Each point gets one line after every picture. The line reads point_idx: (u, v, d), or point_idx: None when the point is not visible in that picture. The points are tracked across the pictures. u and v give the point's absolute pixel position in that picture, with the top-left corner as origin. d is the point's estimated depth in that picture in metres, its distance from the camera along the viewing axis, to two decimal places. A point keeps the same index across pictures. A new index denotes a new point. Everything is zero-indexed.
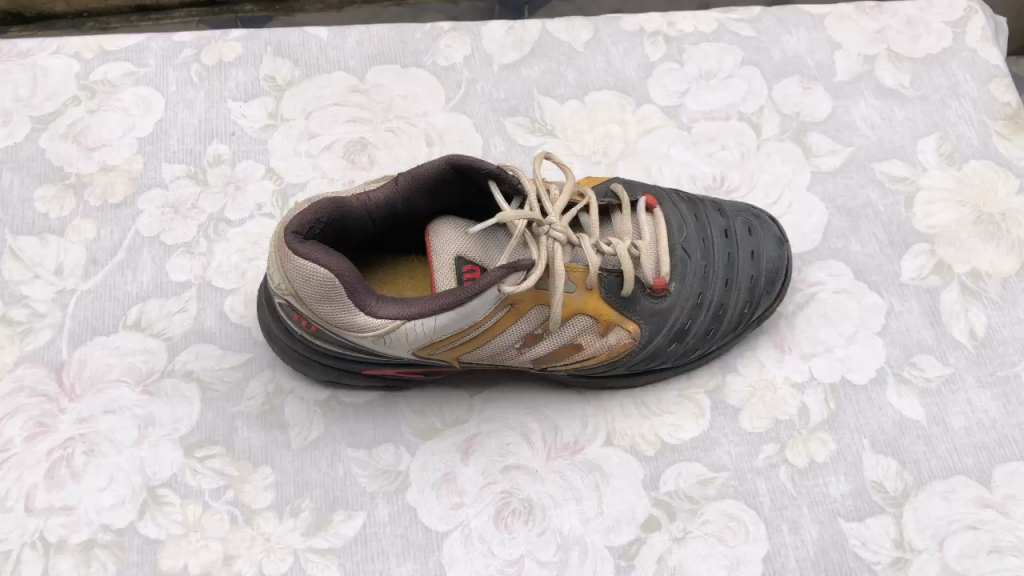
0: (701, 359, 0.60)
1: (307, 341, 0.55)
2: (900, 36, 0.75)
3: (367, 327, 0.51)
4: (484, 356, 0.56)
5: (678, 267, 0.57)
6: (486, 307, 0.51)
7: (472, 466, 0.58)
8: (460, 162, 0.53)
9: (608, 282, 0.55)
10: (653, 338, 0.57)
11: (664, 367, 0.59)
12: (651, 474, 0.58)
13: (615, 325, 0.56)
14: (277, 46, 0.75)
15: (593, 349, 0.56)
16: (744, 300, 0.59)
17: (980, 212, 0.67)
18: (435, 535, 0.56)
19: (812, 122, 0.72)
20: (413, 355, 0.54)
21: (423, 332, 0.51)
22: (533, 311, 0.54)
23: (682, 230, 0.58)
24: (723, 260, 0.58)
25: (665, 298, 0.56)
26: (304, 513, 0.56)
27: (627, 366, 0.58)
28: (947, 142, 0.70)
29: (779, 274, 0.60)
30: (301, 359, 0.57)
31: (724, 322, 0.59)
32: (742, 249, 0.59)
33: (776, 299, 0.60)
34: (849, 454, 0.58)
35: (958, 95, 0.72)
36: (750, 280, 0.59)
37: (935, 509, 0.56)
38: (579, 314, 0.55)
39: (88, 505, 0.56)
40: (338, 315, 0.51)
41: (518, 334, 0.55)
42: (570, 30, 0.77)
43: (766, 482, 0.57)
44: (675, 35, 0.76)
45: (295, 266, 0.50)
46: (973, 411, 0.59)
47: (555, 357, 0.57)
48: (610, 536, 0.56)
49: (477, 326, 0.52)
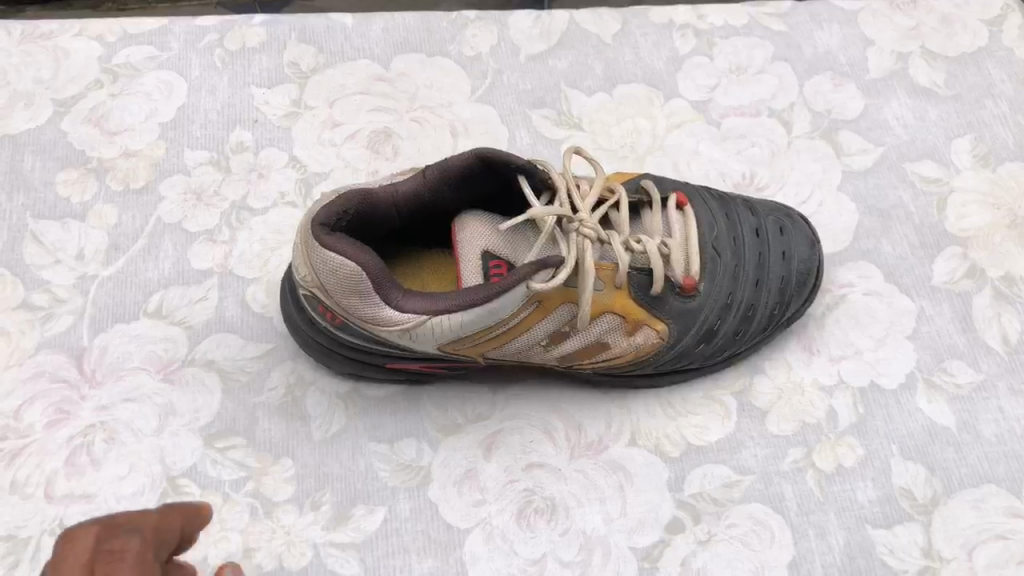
0: (730, 360, 0.59)
1: (331, 333, 0.54)
2: (934, 33, 0.74)
3: (393, 321, 0.50)
4: (509, 354, 0.55)
5: (707, 267, 0.56)
6: (514, 304, 0.51)
7: (494, 463, 0.57)
8: (489, 156, 0.52)
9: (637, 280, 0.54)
10: (681, 339, 0.56)
11: (691, 367, 0.59)
12: (676, 474, 0.57)
13: (643, 324, 0.55)
14: (302, 32, 0.74)
15: (620, 349, 0.56)
16: (776, 301, 0.58)
17: (1014, 216, 0.66)
18: (456, 532, 0.55)
19: (843, 120, 0.70)
20: (438, 350, 0.53)
21: (449, 330, 0.51)
22: (561, 308, 0.53)
23: (713, 228, 0.57)
24: (753, 260, 0.58)
25: (693, 298, 0.56)
26: (325, 506, 0.55)
27: (654, 366, 0.57)
28: (981, 143, 0.69)
29: (811, 275, 0.59)
30: (325, 352, 0.57)
31: (753, 323, 0.58)
32: (773, 249, 0.59)
33: (807, 301, 0.60)
34: (877, 459, 0.57)
35: (993, 94, 0.71)
36: (781, 281, 0.58)
37: (964, 517, 0.55)
38: (607, 312, 0.54)
39: (108, 493, 0.55)
40: (364, 308, 0.50)
41: (544, 332, 0.54)
42: (599, 22, 0.76)
43: (792, 486, 0.56)
44: (705, 29, 0.75)
45: (320, 260, 0.49)
46: (1005, 419, 0.58)
47: (581, 356, 0.56)
48: (633, 537, 0.55)
49: (503, 322, 0.52)
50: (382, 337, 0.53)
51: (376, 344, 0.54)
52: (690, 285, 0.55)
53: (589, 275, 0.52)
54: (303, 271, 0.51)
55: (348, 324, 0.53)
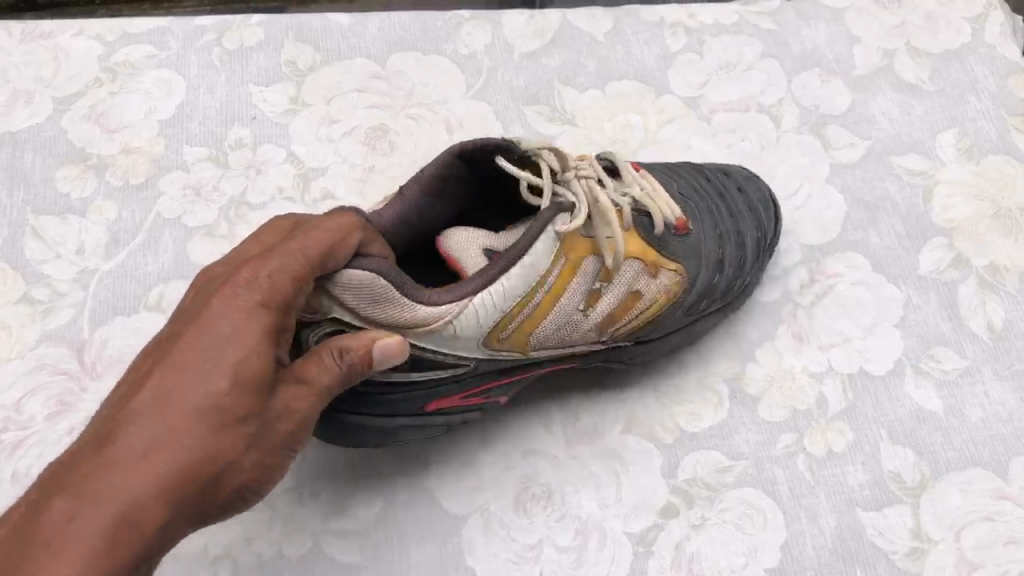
0: (741, 299, 0.61)
1: (348, 411, 0.50)
2: (919, 30, 0.76)
3: (427, 321, 0.48)
4: (547, 334, 0.53)
5: (686, 208, 0.58)
6: (541, 256, 0.51)
7: (491, 453, 0.58)
8: (463, 151, 0.53)
9: (642, 220, 0.55)
10: (698, 274, 0.57)
11: (710, 313, 0.59)
12: (669, 461, 0.58)
13: (661, 265, 0.56)
14: (299, 31, 0.75)
15: (648, 296, 0.55)
16: (757, 234, 0.61)
17: (998, 207, 0.67)
18: (454, 518, 0.56)
19: (831, 115, 0.72)
20: (483, 346, 0.51)
21: (494, 300, 0.49)
22: (588, 263, 0.53)
23: (671, 180, 0.60)
24: (717, 198, 0.61)
25: (692, 235, 0.57)
26: (324, 496, 0.57)
27: (682, 313, 0.58)
28: (965, 137, 0.70)
29: (771, 202, 0.63)
30: (342, 435, 0.51)
31: (746, 250, 0.60)
32: (729, 186, 0.62)
33: (779, 237, 0.63)
34: (866, 443, 0.58)
35: (976, 89, 0.72)
36: (749, 210, 0.62)
37: (952, 500, 0.56)
38: (630, 258, 0.54)
39: None
40: (398, 315, 0.47)
41: (580, 293, 0.53)
42: (591, 20, 0.77)
43: (784, 471, 0.57)
44: (695, 27, 0.76)
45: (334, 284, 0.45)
46: (991, 403, 0.59)
47: (615, 319, 0.55)
48: (629, 523, 0.56)
49: (537, 281, 0.51)
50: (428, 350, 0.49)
51: (398, 393, 0.50)
52: (684, 224, 0.57)
53: (600, 210, 0.53)
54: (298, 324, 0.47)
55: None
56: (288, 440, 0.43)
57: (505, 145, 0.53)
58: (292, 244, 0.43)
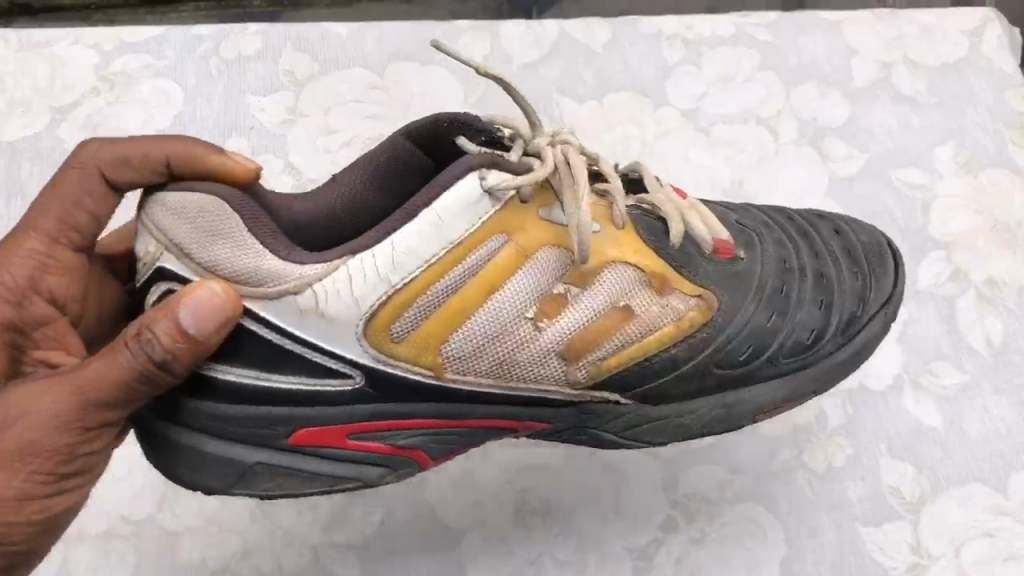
0: (807, 364, 0.46)
1: (206, 435, 0.40)
2: (917, 42, 0.76)
3: (277, 278, 0.37)
4: (484, 343, 0.40)
5: (744, 235, 0.47)
6: (471, 220, 0.39)
7: (490, 465, 0.58)
8: (415, 131, 0.42)
9: (653, 228, 0.44)
10: (739, 308, 0.44)
11: (750, 366, 0.45)
12: (670, 475, 0.58)
13: (670, 283, 0.43)
14: (296, 40, 0.75)
15: (640, 321, 0.42)
16: (850, 283, 0.48)
17: (997, 220, 0.67)
18: (453, 532, 0.56)
19: (829, 127, 0.72)
20: (372, 348, 0.39)
21: (384, 269, 0.38)
22: (550, 252, 0.41)
23: (744, 213, 0.50)
24: (798, 234, 0.49)
25: (739, 261, 0.45)
26: (323, 510, 0.57)
27: (704, 354, 0.44)
28: (964, 150, 0.70)
29: (886, 251, 0.51)
30: (191, 468, 0.41)
31: (835, 297, 0.47)
32: (823, 229, 0.50)
33: (885, 301, 0.48)
34: (867, 458, 0.58)
35: (974, 102, 0.72)
36: (847, 253, 0.49)
37: (951, 515, 0.56)
38: (614, 260, 0.42)
39: (107, 496, 0.57)
40: (240, 258, 0.37)
41: (531, 294, 0.40)
42: (588, 30, 0.77)
43: (784, 485, 0.57)
44: (694, 38, 0.76)
45: (161, 219, 0.38)
46: (990, 418, 0.59)
47: (587, 344, 0.42)
48: (630, 538, 0.56)
49: (472, 257, 0.39)
50: (296, 338, 0.39)
51: (268, 411, 0.40)
52: (730, 247, 0.45)
53: (575, 189, 0.40)
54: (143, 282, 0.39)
55: (234, 346, 0.39)
56: (60, 422, 0.40)
57: (478, 122, 0.43)
58: (28, 215, 0.47)
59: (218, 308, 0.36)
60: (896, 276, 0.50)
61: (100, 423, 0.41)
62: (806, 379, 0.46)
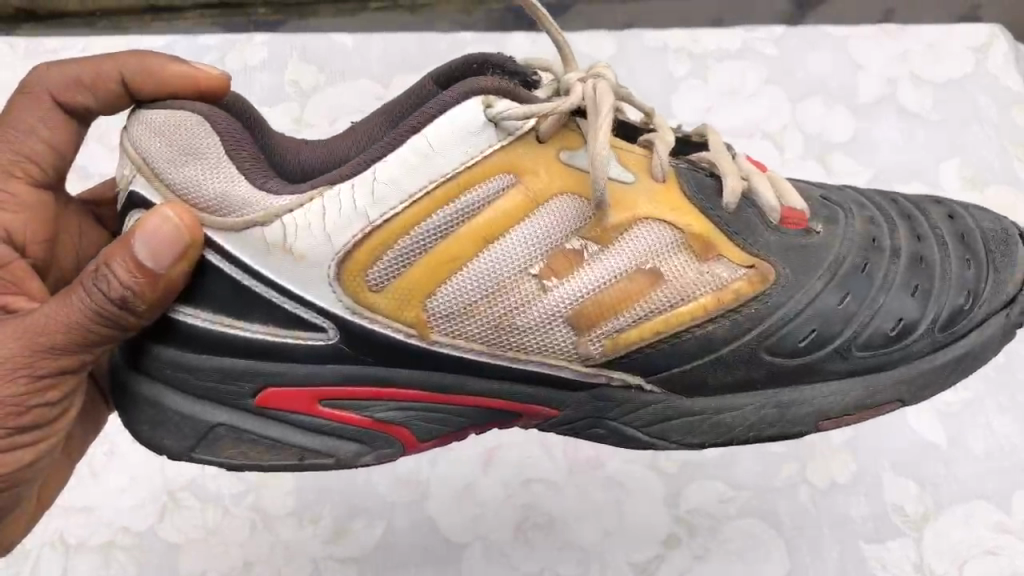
0: (886, 360, 0.41)
1: (169, 386, 0.38)
2: (922, 59, 0.76)
3: (245, 206, 0.35)
4: (479, 300, 0.36)
5: (823, 211, 0.42)
6: (470, 152, 0.35)
7: (492, 478, 0.59)
8: (443, 75, 0.39)
9: (707, 189, 0.40)
10: (804, 286, 0.39)
11: (813, 357, 0.40)
12: (673, 490, 0.58)
13: (711, 248, 0.38)
14: (303, 52, 0.75)
15: (668, 287, 0.38)
16: (956, 272, 0.42)
17: None
18: (454, 545, 0.56)
19: (834, 142, 0.72)
20: (352, 293, 0.36)
21: (363, 201, 0.35)
22: (566, 202, 0.37)
23: (835, 190, 0.45)
24: (898, 215, 0.44)
25: (812, 235, 0.41)
26: (323, 522, 0.57)
27: (752, 334, 0.39)
28: (968, 166, 0.69)
29: (1008, 238, 0.44)
30: (151, 423, 0.38)
31: (931, 285, 0.41)
32: (931, 211, 0.45)
33: (1003, 303, 0.43)
34: (869, 475, 0.58)
35: (979, 118, 0.72)
36: (957, 236, 0.44)
37: (954, 533, 0.55)
38: (640, 216, 0.38)
39: (108, 507, 0.57)
40: (209, 182, 0.35)
41: (539, 246, 0.37)
42: (593, 41, 0.80)
43: (787, 501, 0.57)
44: (699, 52, 0.78)
45: (139, 136, 0.36)
46: (994, 436, 0.58)
47: (600, 310, 0.37)
48: (632, 552, 0.55)
49: (467, 197, 0.36)
50: (262, 280, 0.36)
51: (233, 364, 0.37)
52: (799, 217, 0.41)
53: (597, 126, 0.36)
54: (122, 208, 0.38)
55: (203, 288, 0.37)
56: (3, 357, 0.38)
57: (513, 63, 0.39)
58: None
59: (178, 238, 0.34)
60: (1016, 264, 0.44)
61: (77, 366, 0.40)
62: (885, 380, 0.42)
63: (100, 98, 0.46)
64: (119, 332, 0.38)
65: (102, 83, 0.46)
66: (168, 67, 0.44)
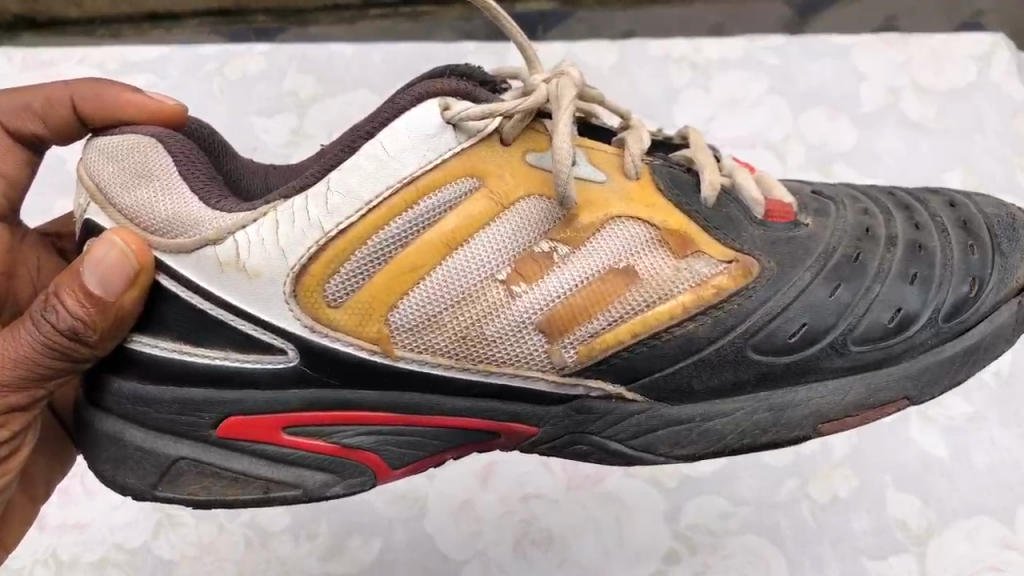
0: (887, 353, 0.40)
1: (130, 422, 0.38)
2: (924, 68, 0.75)
3: (195, 225, 0.35)
4: (443, 310, 0.36)
5: (807, 206, 0.42)
6: (427, 155, 0.35)
7: (491, 494, 0.58)
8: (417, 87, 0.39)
9: (684, 185, 0.39)
10: (787, 277, 0.39)
11: (805, 355, 0.39)
12: (672, 506, 0.57)
13: (689, 245, 0.38)
14: (302, 62, 0.75)
15: (643, 287, 0.37)
16: (958, 258, 0.41)
17: None
18: (452, 562, 0.55)
19: (836, 152, 0.71)
20: (307, 303, 0.35)
21: (318, 212, 0.34)
22: (531, 205, 0.36)
23: (828, 187, 0.45)
24: (896, 207, 0.43)
25: (800, 226, 0.40)
26: (319, 538, 0.57)
27: (737, 333, 0.38)
28: (971, 176, 0.68)
29: (1015, 224, 0.43)
30: (113, 462, 0.38)
31: (931, 272, 0.40)
32: (934, 202, 0.44)
33: (1014, 291, 0.42)
34: (873, 489, 0.57)
35: (981, 128, 0.71)
36: (959, 222, 0.43)
37: (957, 548, 0.54)
38: (610, 214, 0.37)
39: (101, 523, 0.57)
40: (160, 204, 0.35)
41: (504, 251, 0.36)
42: (594, 52, 0.79)
43: (787, 516, 0.56)
44: (699, 62, 0.78)
45: (94, 163, 0.36)
46: (997, 450, 0.57)
47: (571, 314, 0.37)
48: (631, 568, 0.55)
49: (427, 203, 0.35)
50: (213, 298, 0.36)
51: (192, 394, 0.37)
52: (786, 210, 0.41)
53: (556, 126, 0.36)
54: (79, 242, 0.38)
55: (160, 315, 0.37)
56: None
57: (481, 72, 0.38)
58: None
59: (124, 263, 0.34)
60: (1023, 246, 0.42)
61: (31, 401, 0.40)
62: (887, 375, 0.41)
63: (51, 124, 0.47)
64: (73, 364, 0.38)
65: (52, 109, 0.47)
66: (125, 98, 0.45)
